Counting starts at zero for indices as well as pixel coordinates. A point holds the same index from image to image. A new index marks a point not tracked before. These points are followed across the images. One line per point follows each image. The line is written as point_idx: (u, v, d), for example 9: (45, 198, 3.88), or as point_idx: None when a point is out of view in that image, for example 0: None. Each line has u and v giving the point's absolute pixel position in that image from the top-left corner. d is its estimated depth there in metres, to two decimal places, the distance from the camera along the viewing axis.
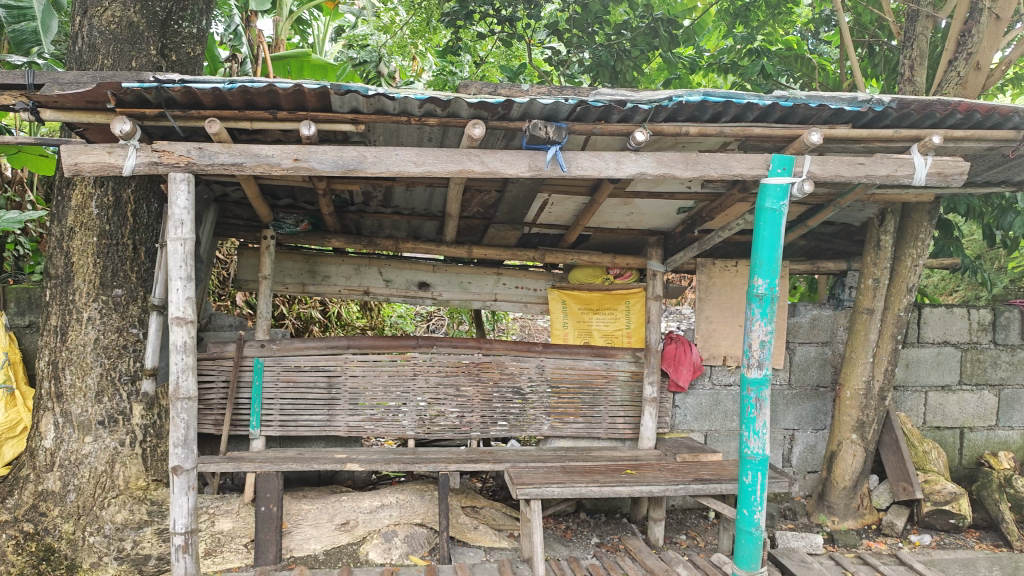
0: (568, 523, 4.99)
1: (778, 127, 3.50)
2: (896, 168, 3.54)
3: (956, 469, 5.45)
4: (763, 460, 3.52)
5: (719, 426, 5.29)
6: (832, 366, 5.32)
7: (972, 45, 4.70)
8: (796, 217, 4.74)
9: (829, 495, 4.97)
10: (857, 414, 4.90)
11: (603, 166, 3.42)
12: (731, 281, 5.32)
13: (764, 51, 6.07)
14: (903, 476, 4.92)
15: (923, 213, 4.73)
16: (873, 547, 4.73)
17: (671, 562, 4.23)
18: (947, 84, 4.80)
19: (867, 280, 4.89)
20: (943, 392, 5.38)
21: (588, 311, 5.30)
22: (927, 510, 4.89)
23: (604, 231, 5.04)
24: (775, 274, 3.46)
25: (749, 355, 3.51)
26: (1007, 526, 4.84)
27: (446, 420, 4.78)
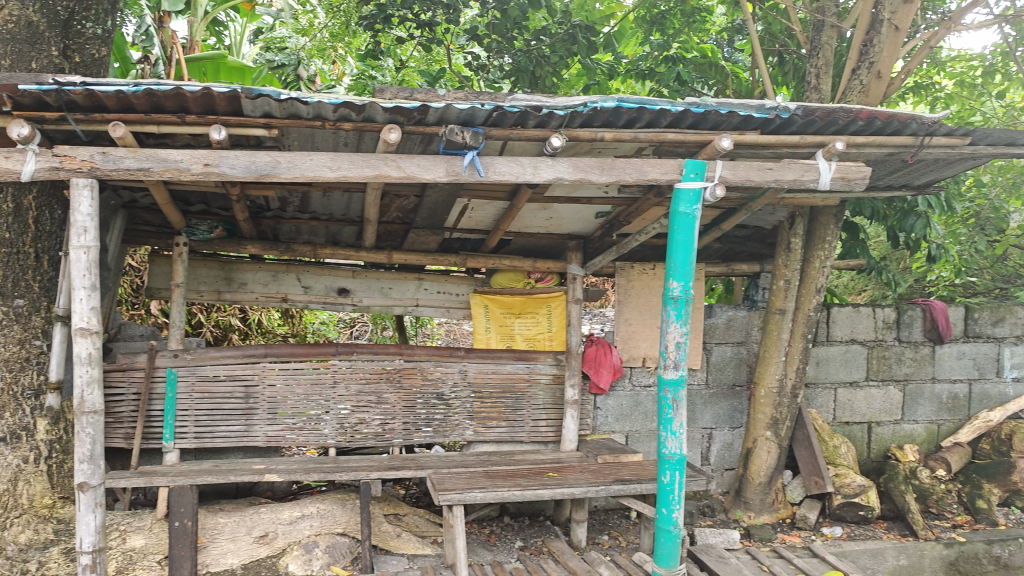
0: (492, 528, 4.98)
1: (690, 133, 3.58)
2: (802, 173, 3.66)
3: (865, 462, 5.66)
4: (681, 459, 3.59)
5: (640, 427, 5.38)
6: (747, 366, 5.46)
7: (874, 54, 4.90)
8: (711, 221, 4.86)
9: (745, 491, 5.10)
10: (771, 412, 5.05)
11: (521, 171, 3.43)
12: (649, 284, 5.38)
13: (679, 59, 6.24)
14: (815, 471, 5.07)
15: (829, 217, 4.95)
16: (788, 541, 4.86)
17: (594, 563, 4.28)
18: (851, 92, 4.98)
19: (779, 282, 5.03)
20: (852, 388, 5.59)
21: (510, 315, 5.28)
22: (838, 503, 5.06)
23: (524, 236, 5.07)
24: (689, 277, 3.53)
25: (666, 356, 3.58)
26: (913, 516, 5.02)
27: (368, 428, 4.73)
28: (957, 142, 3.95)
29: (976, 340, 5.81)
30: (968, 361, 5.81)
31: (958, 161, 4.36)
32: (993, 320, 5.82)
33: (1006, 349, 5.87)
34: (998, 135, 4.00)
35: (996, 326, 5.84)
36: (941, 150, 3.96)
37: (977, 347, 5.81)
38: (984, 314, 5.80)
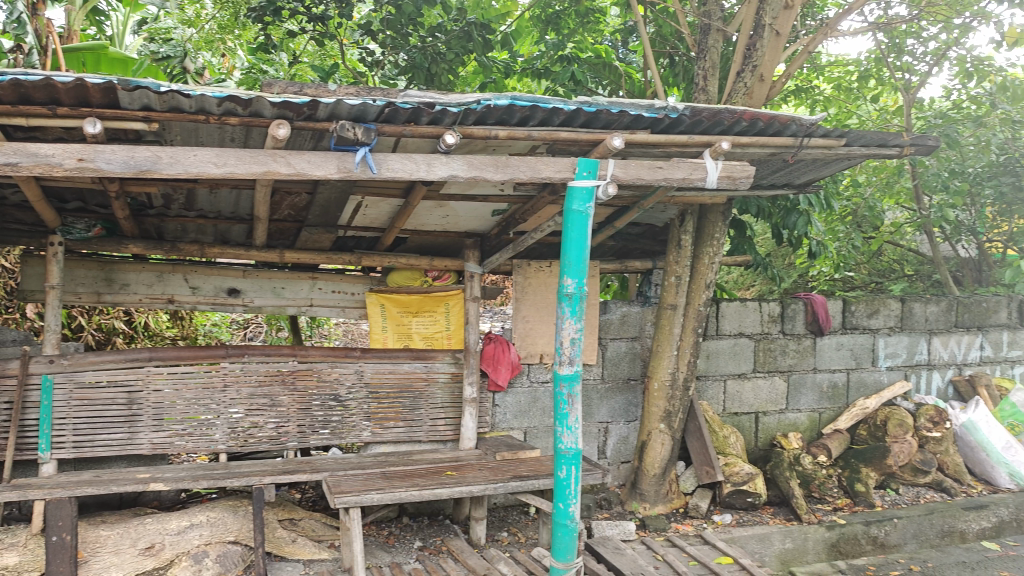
0: (390, 529, 4.92)
1: (582, 132, 3.63)
2: (691, 172, 3.71)
3: (753, 451, 5.88)
4: (577, 453, 3.64)
5: (538, 423, 5.43)
6: (641, 360, 5.59)
7: (757, 58, 5.07)
8: (604, 218, 4.95)
9: (641, 483, 5.22)
10: (664, 405, 5.18)
11: (414, 168, 3.37)
12: (545, 281, 5.43)
13: (574, 58, 6.33)
14: (706, 461, 5.22)
15: (717, 215, 5.12)
16: (681, 530, 5.01)
17: (493, 560, 4.30)
18: (736, 95, 5.15)
19: (670, 278, 5.17)
20: (740, 379, 5.79)
21: (408, 315, 5.22)
22: (728, 491, 5.23)
23: (421, 233, 5.03)
24: (583, 273, 3.53)
25: (561, 352, 3.59)
26: (797, 501, 5.24)
27: (262, 432, 4.61)
28: (833, 144, 4.15)
29: (853, 332, 6.12)
30: (846, 351, 6.11)
31: (835, 162, 4.58)
32: (869, 312, 6.14)
33: (880, 340, 6.20)
34: (869, 136, 4.24)
35: (871, 318, 6.16)
36: (818, 151, 4.15)
37: (854, 338, 6.12)
38: (860, 307, 6.11)
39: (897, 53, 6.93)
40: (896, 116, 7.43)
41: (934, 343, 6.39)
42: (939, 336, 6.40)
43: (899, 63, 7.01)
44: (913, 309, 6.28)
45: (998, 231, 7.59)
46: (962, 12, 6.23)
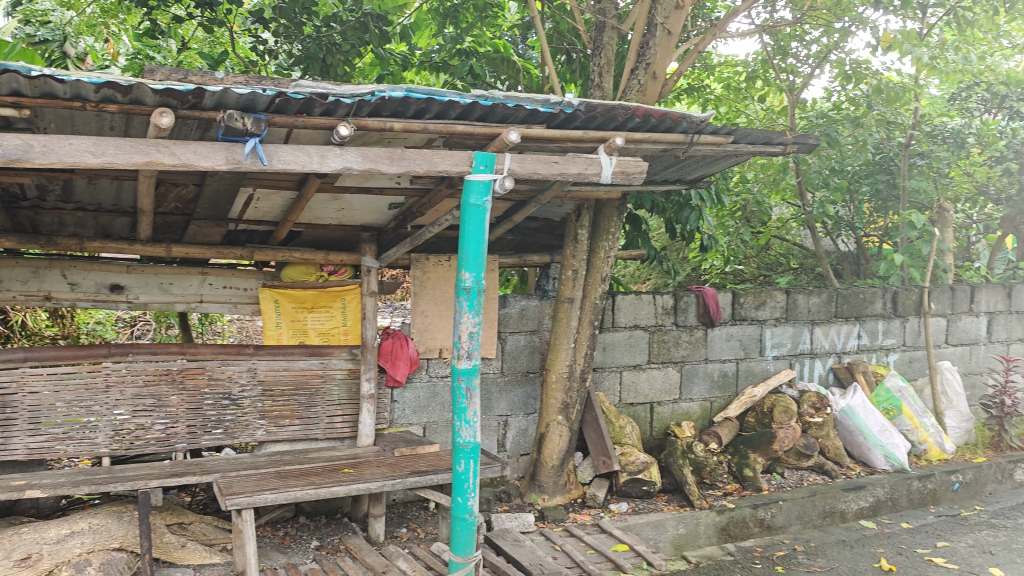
0: (286, 530, 4.79)
1: (479, 125, 3.62)
2: (585, 167, 3.74)
3: (648, 440, 6.03)
4: (475, 447, 3.64)
5: (437, 418, 5.40)
6: (539, 353, 5.63)
7: (650, 56, 5.19)
8: (501, 212, 4.96)
9: (540, 475, 5.27)
10: (562, 397, 5.25)
11: (307, 160, 3.29)
12: (444, 276, 5.37)
13: (472, 52, 6.32)
14: (602, 451, 5.34)
15: (612, 209, 5.21)
16: (579, 520, 5.10)
17: (391, 557, 4.27)
18: (630, 92, 5.25)
19: (567, 272, 5.25)
20: (635, 370, 5.92)
21: (303, 310, 5.08)
22: (624, 480, 5.33)
23: (315, 227, 4.92)
24: (481, 268, 3.55)
25: (459, 346, 3.59)
26: (689, 488, 5.39)
27: (149, 434, 4.42)
28: (722, 141, 4.28)
29: (742, 323, 6.34)
30: (735, 342, 6.33)
31: (723, 159, 4.75)
32: (756, 304, 6.38)
33: (767, 330, 6.46)
34: (755, 134, 4.40)
35: (759, 309, 6.40)
36: (708, 148, 4.27)
37: (743, 329, 6.35)
38: (748, 299, 6.34)
39: (782, 55, 7.22)
40: (781, 115, 7.74)
41: (816, 333, 6.69)
42: (820, 326, 6.70)
43: (783, 64, 7.31)
44: (797, 301, 6.56)
45: (874, 226, 8.11)
46: (841, 17, 6.55)
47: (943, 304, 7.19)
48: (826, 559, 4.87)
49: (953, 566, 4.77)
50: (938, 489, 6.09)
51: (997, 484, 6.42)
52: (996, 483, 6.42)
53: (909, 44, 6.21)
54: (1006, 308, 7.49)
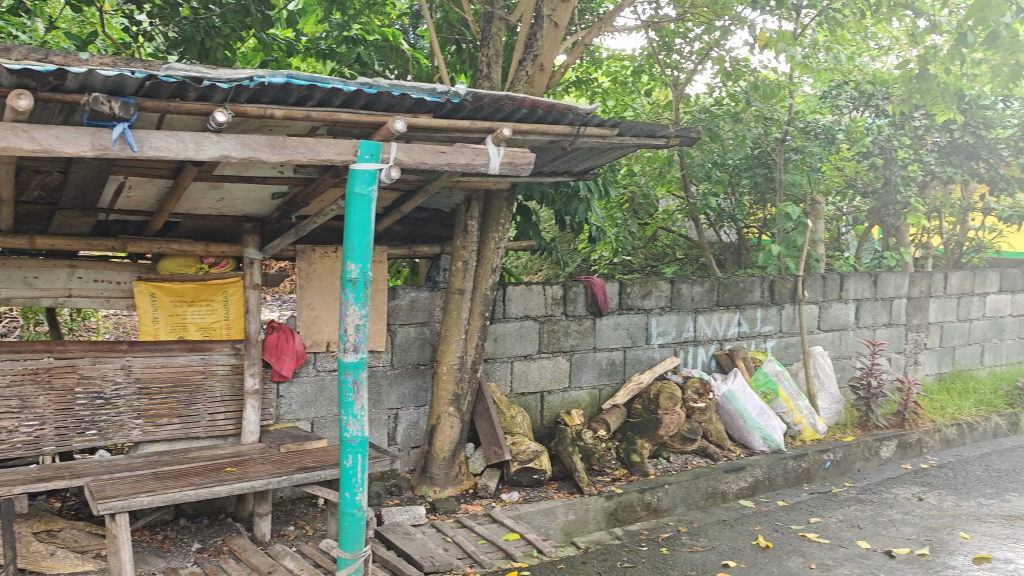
0: (165, 533, 4.59)
1: (363, 114, 3.56)
2: (473, 157, 3.71)
3: (538, 428, 6.09)
4: (362, 442, 3.58)
5: (325, 412, 5.29)
6: (430, 345, 5.59)
7: (538, 47, 5.24)
8: (389, 202, 4.90)
9: (431, 467, 5.24)
10: (453, 388, 5.23)
11: (181, 147, 3.14)
12: (331, 268, 5.25)
13: (360, 40, 6.19)
14: (494, 441, 5.39)
15: (502, 200, 5.23)
16: (470, 510, 5.10)
17: (278, 556, 4.18)
18: (518, 83, 5.26)
19: (457, 262, 5.20)
20: (526, 360, 5.97)
21: (182, 304, 4.90)
22: (515, 470, 5.35)
23: (194, 217, 4.73)
24: (367, 259, 3.44)
25: (345, 339, 3.49)
26: (579, 475, 5.48)
27: (15, 437, 4.15)
28: (607, 133, 4.37)
29: (629, 312, 6.48)
30: (622, 331, 6.46)
31: (609, 151, 4.83)
32: (642, 293, 6.53)
33: (652, 319, 6.62)
34: (639, 127, 4.49)
35: (644, 299, 6.56)
36: (593, 140, 4.34)
37: (630, 318, 6.49)
38: (634, 289, 6.48)
39: (667, 51, 7.39)
40: (666, 110, 7.95)
41: (699, 321, 6.91)
42: (703, 314, 6.92)
43: (668, 60, 7.49)
44: (681, 290, 6.75)
45: (754, 217, 8.46)
46: (721, 16, 6.77)
47: (816, 292, 7.56)
48: (708, 538, 5.05)
49: (824, 540, 5.03)
50: (811, 468, 6.41)
51: (864, 461, 6.80)
52: (863, 461, 6.80)
53: (783, 43, 6.50)
54: (872, 295, 7.93)
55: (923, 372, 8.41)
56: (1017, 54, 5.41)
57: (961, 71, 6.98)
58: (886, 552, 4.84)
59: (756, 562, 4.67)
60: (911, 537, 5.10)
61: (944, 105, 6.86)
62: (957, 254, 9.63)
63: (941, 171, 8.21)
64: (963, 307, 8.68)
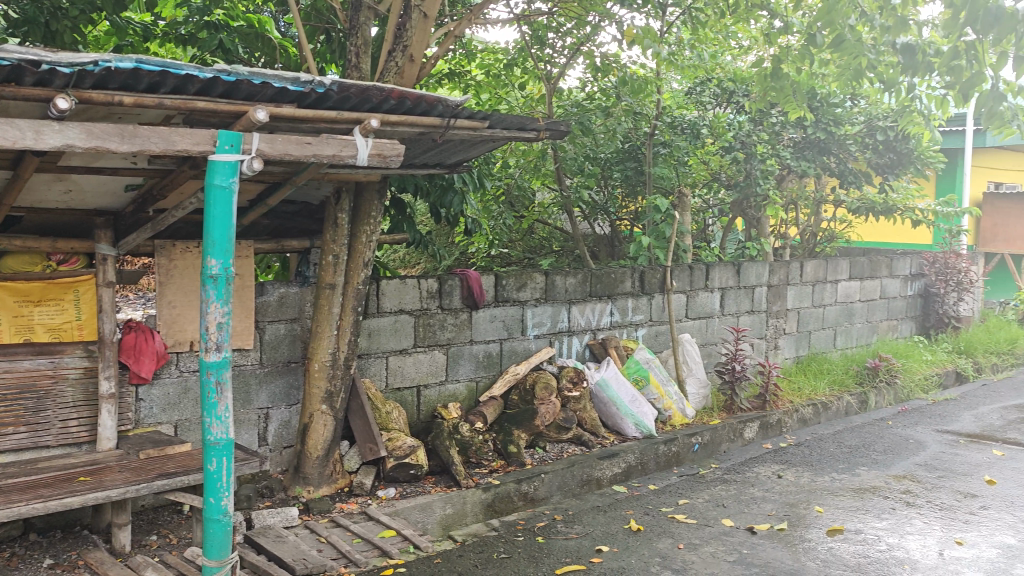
0: (12, 550, 4.28)
1: (222, 102, 3.42)
2: (340, 149, 3.59)
3: (415, 423, 6.05)
4: (228, 444, 3.44)
5: (190, 414, 5.06)
6: (301, 342, 5.42)
7: (407, 38, 5.13)
8: (255, 195, 4.73)
9: (304, 467, 5.10)
10: (325, 386, 5.11)
11: (18, 135, 2.93)
12: (193, 264, 5.02)
13: (222, 26, 5.92)
14: (369, 438, 5.27)
15: (373, 193, 5.15)
16: (345, 509, 5.01)
17: (139, 568, 4.01)
18: (387, 74, 5.17)
19: (327, 256, 5.09)
20: (401, 355, 5.91)
21: (28, 304, 4.51)
22: (391, 466, 5.29)
23: (38, 211, 4.44)
24: (229, 253, 3.28)
25: (207, 338, 3.32)
26: (456, 468, 5.46)
27: None
28: (478, 126, 4.35)
29: (504, 304, 6.51)
30: (498, 323, 6.48)
31: (480, 144, 4.83)
32: (517, 285, 6.57)
33: (528, 311, 6.68)
34: (509, 120, 4.51)
35: (520, 291, 6.60)
36: (464, 133, 4.33)
37: (505, 310, 6.52)
38: (510, 281, 6.50)
39: (540, 45, 7.46)
40: (540, 103, 8.01)
41: (573, 311, 7.02)
42: (577, 305, 7.04)
43: (541, 54, 7.56)
44: (555, 282, 6.84)
45: (626, 210, 8.70)
46: (591, 11, 6.90)
47: (683, 282, 7.83)
48: (582, 525, 5.14)
49: (691, 521, 5.21)
50: (680, 452, 6.64)
51: (729, 443, 7.11)
52: (728, 442, 7.11)
53: (649, 40, 6.69)
54: (736, 284, 8.29)
55: (782, 355, 8.87)
56: (859, 55, 5.77)
57: (811, 70, 7.38)
58: (749, 529, 5.06)
59: (627, 545, 4.80)
60: (771, 514, 5.36)
61: (796, 103, 7.24)
62: (812, 244, 10.20)
63: (797, 164, 8.66)
64: (818, 294, 9.19)
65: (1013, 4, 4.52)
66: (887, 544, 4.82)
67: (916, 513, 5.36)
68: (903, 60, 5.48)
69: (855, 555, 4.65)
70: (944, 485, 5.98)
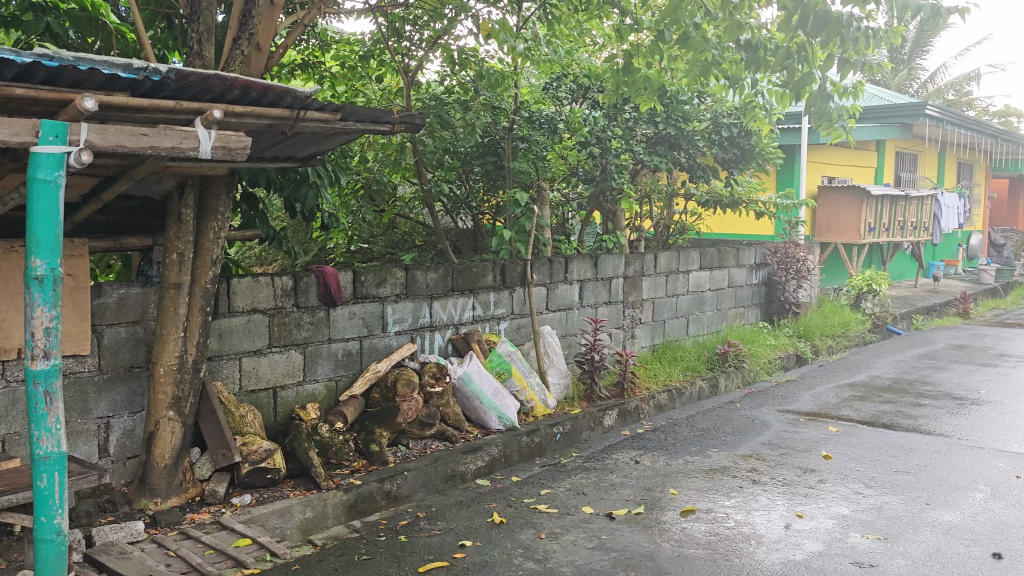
0: None
1: (45, 91, 3.21)
2: (180, 140, 3.39)
3: (271, 426, 5.84)
4: (60, 458, 3.19)
5: (19, 428, 4.69)
6: (145, 346, 5.11)
7: (253, 26, 4.91)
8: (87, 190, 4.42)
9: (150, 478, 4.82)
10: (172, 391, 4.84)
11: None
12: (19, 265, 4.64)
13: (51, 8, 5.49)
14: (222, 444, 5.04)
15: (220, 188, 4.93)
16: (196, 520, 4.78)
17: None
18: (233, 62, 4.93)
19: (171, 255, 4.82)
20: (255, 356, 5.69)
21: None
22: (246, 471, 5.09)
23: None
24: (56, 252, 3.05)
25: (33, 345, 3.06)
26: (316, 470, 5.30)
27: None
28: (329, 118, 4.23)
29: (363, 301, 6.38)
30: (358, 320, 6.35)
31: (333, 136, 4.69)
32: (376, 281, 6.45)
33: (388, 307, 6.57)
34: (362, 112, 4.41)
35: (379, 287, 6.49)
36: (314, 125, 4.19)
37: (364, 307, 6.39)
38: (369, 277, 6.38)
39: (397, 37, 7.32)
40: (398, 96, 7.91)
41: (435, 307, 6.97)
42: (438, 300, 6.99)
43: (397, 46, 7.39)
44: (416, 277, 6.76)
45: (487, 204, 8.76)
46: (447, 4, 6.86)
47: (543, 275, 7.94)
48: (445, 521, 5.12)
49: (553, 510, 5.30)
50: (542, 442, 6.74)
51: (590, 431, 7.27)
52: (589, 430, 7.27)
53: (504, 34, 6.73)
54: (594, 276, 8.48)
55: (639, 344, 9.17)
56: (703, 52, 6.01)
57: (661, 68, 7.64)
58: (607, 514, 5.20)
59: (490, 538, 4.82)
60: (629, 498, 5.52)
61: (648, 97, 7.46)
62: (665, 236, 10.59)
63: (649, 159, 8.95)
64: (671, 283, 9.54)
65: (838, 9, 4.83)
66: (735, 521, 5.07)
67: (761, 490, 5.66)
68: (746, 57, 5.72)
69: (706, 534, 4.85)
70: (785, 462, 6.35)
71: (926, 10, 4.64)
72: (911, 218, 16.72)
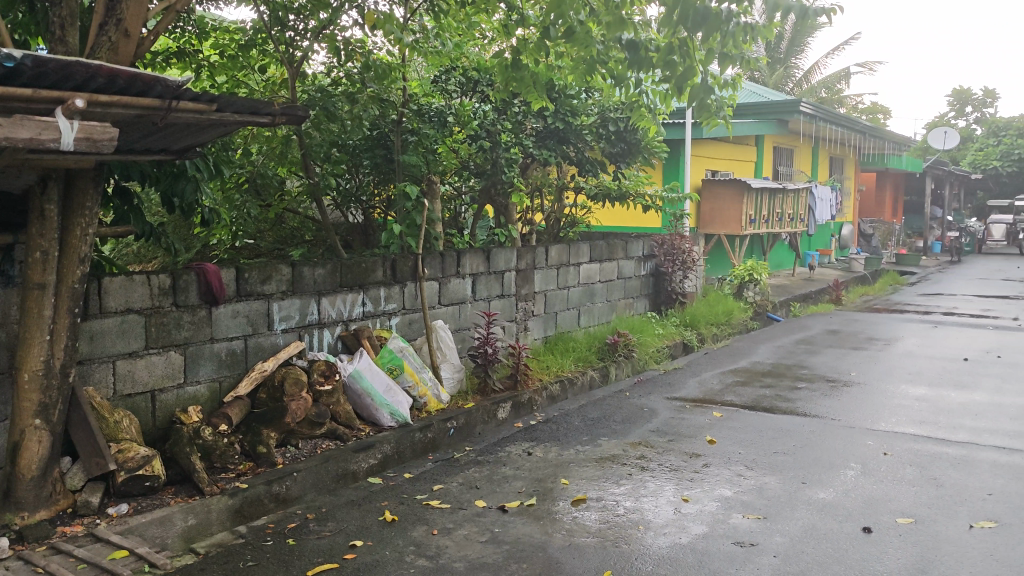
0: None
1: None
2: (38, 131, 3.20)
3: (150, 431, 5.59)
4: None
5: None
6: (8, 350, 4.79)
7: (121, 11, 4.64)
8: None
9: (15, 491, 4.52)
10: (38, 398, 4.55)
11: None
12: None
13: None
14: (96, 451, 4.79)
15: (87, 181, 4.66)
16: (68, 533, 4.53)
17: None
18: (99, 49, 4.66)
19: (34, 254, 4.52)
20: (131, 359, 5.42)
21: None
22: (122, 480, 4.85)
23: None
24: None
25: None
26: (198, 475, 5.09)
27: None
28: (204, 108, 4.06)
29: (247, 299, 6.18)
30: (241, 318, 6.14)
31: (209, 128, 4.50)
32: (260, 278, 6.25)
33: (273, 304, 6.38)
34: (240, 103, 4.24)
35: (264, 284, 6.30)
36: (188, 115, 4.02)
37: (248, 304, 6.19)
38: (252, 274, 6.18)
39: (280, 26, 7.06)
40: (282, 88, 7.69)
41: (323, 303, 6.81)
42: (327, 296, 6.83)
43: (281, 36, 7.15)
44: (302, 273, 6.58)
45: (377, 198, 8.64)
46: None
47: (435, 269, 7.88)
48: (335, 521, 5.02)
49: (445, 506, 5.27)
50: (435, 438, 6.69)
51: (484, 424, 7.27)
52: (483, 424, 7.27)
53: (390, 25, 6.61)
54: (486, 270, 8.48)
55: (531, 336, 9.25)
56: (589, 48, 6.07)
57: (549, 64, 7.67)
58: (500, 507, 5.21)
59: (382, 537, 4.76)
60: (521, 491, 5.55)
61: (537, 92, 7.48)
62: (556, 229, 10.71)
63: (538, 153, 9.02)
64: (562, 276, 9.65)
65: (716, 5, 4.98)
66: (625, 508, 5.18)
67: (649, 476, 5.80)
68: (629, 56, 5.77)
69: (597, 521, 4.94)
70: (673, 448, 6.53)
71: (796, 9, 4.84)
72: (788, 209, 17.48)
